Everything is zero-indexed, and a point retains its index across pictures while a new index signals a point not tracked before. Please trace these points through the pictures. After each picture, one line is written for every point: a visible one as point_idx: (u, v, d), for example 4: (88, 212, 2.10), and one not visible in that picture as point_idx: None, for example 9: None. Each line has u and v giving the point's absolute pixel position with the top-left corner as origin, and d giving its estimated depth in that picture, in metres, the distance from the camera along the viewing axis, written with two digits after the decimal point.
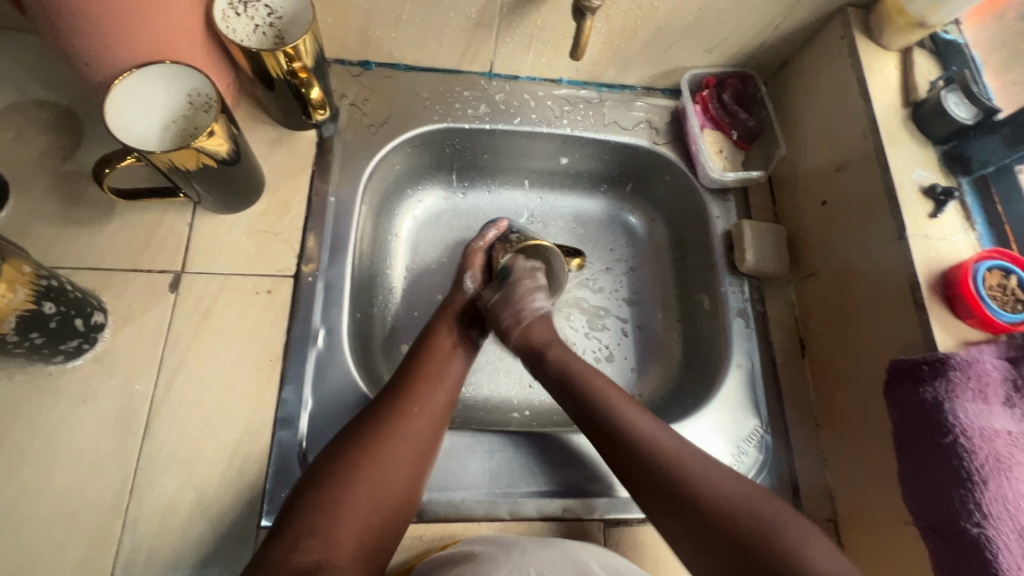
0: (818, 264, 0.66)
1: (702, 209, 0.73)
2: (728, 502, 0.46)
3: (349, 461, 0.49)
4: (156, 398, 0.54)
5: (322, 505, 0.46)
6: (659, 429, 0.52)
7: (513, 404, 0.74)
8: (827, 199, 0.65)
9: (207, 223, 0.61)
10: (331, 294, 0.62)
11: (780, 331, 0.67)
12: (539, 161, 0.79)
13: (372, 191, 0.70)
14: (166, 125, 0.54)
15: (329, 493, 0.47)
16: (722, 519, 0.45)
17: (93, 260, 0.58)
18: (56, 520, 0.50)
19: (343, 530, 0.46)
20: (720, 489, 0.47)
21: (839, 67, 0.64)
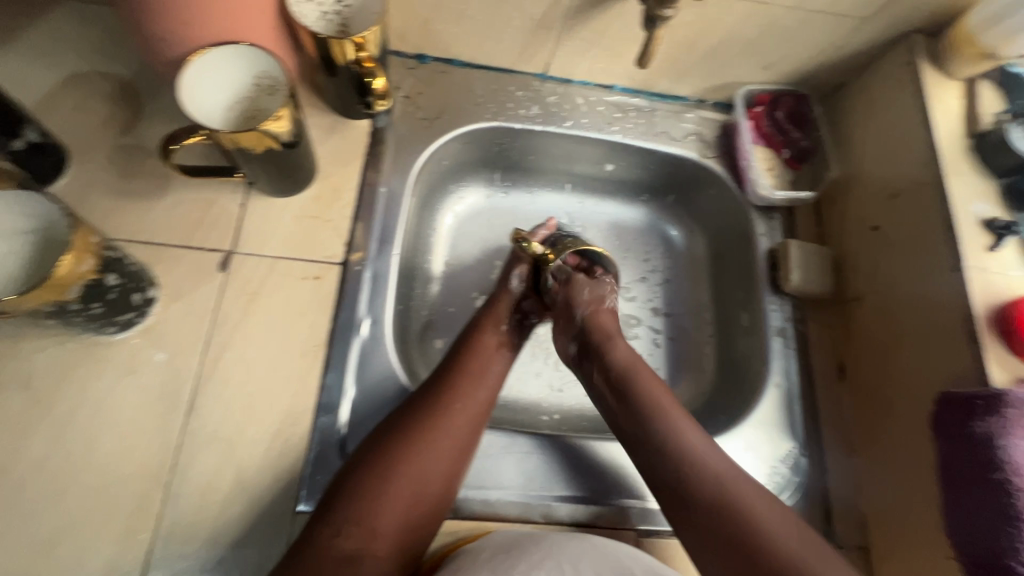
0: (864, 289, 0.65)
1: (746, 225, 0.73)
2: (783, 550, 0.46)
3: (389, 452, 0.49)
4: (201, 375, 0.55)
5: (362, 493, 0.47)
6: (697, 426, 0.55)
7: (542, 407, 0.74)
8: (879, 224, 0.64)
9: (259, 204, 0.62)
10: (377, 284, 0.62)
11: (820, 353, 0.67)
12: (583, 166, 0.79)
13: (420, 183, 0.71)
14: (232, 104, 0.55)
15: (372, 483, 0.48)
16: (757, 543, 0.46)
17: (147, 233, 0.58)
18: (97, 490, 0.50)
19: (383, 521, 0.47)
20: (751, 495, 0.49)
21: (901, 92, 0.63)
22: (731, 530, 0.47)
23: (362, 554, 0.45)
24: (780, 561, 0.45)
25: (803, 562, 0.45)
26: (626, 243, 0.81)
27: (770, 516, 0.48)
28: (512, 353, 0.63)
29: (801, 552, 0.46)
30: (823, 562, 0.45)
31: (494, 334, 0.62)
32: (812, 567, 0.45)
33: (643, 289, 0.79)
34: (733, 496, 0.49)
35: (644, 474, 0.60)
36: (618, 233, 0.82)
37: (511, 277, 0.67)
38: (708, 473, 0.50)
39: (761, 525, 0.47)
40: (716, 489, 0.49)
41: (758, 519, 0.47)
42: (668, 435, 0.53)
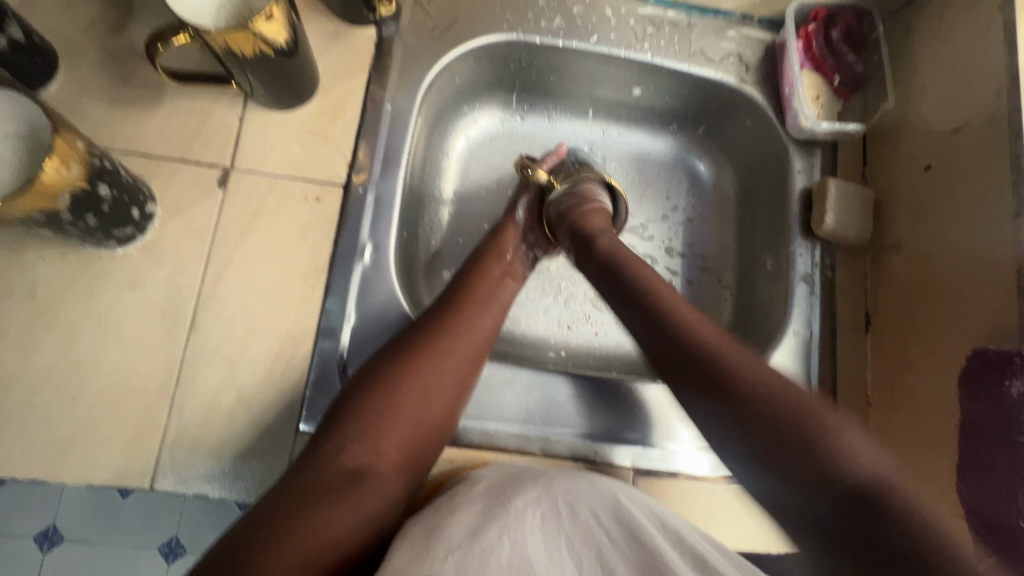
0: (904, 235, 0.60)
1: (782, 161, 0.67)
2: (745, 370, 0.44)
3: (394, 372, 0.49)
4: (202, 294, 0.54)
5: (368, 411, 0.47)
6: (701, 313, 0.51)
7: (549, 343, 0.72)
8: (933, 163, 0.58)
9: (259, 119, 0.58)
10: (381, 209, 0.59)
11: (846, 303, 0.63)
12: (608, 90, 0.73)
13: (430, 102, 0.66)
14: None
15: (375, 403, 0.48)
16: (765, 398, 0.42)
17: (143, 145, 0.56)
18: (106, 399, 0.51)
19: (386, 436, 0.47)
20: (761, 374, 0.44)
21: (984, 8, 0.55)
22: (785, 416, 0.41)
23: (366, 470, 0.45)
24: (847, 463, 0.38)
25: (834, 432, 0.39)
26: (649, 177, 0.76)
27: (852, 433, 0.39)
28: (516, 285, 0.62)
29: (824, 415, 0.40)
30: (840, 428, 0.40)
31: (497, 262, 0.61)
32: (809, 404, 0.41)
33: (661, 227, 0.75)
34: (777, 380, 0.43)
35: (644, 413, 0.59)
36: (641, 166, 0.76)
37: (516, 209, 0.66)
38: (737, 371, 0.44)
39: (835, 426, 0.40)
40: (738, 375, 0.44)
41: (747, 375, 0.43)
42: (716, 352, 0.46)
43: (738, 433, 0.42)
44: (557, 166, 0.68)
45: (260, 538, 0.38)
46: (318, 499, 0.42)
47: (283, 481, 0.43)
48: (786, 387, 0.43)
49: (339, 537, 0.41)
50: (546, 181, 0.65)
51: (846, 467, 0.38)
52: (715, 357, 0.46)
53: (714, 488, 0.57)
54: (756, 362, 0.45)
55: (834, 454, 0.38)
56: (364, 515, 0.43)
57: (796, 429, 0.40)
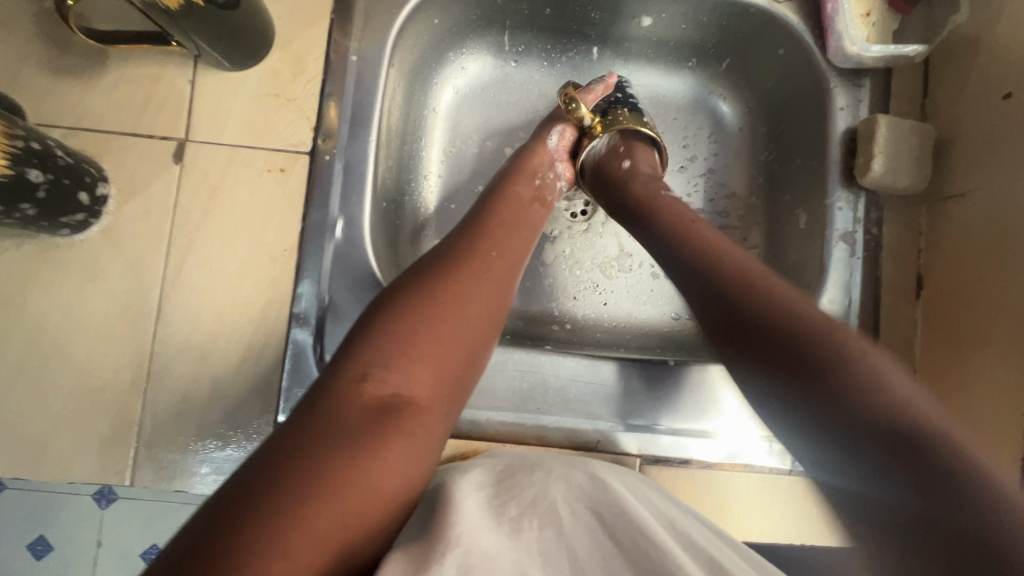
0: (971, 181, 0.50)
1: (821, 97, 0.56)
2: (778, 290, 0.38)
3: (426, 290, 0.42)
4: (167, 281, 0.50)
5: (397, 332, 0.39)
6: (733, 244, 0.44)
7: (552, 316, 0.66)
8: (1012, 89, 0.47)
9: (212, 82, 0.52)
10: (351, 177, 0.53)
11: (893, 264, 0.54)
12: (614, 21, 0.62)
13: (405, 50, 0.58)
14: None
15: (405, 324, 0.40)
16: (790, 317, 0.36)
17: (90, 120, 0.51)
18: (78, 395, 0.49)
19: (420, 362, 0.39)
20: (796, 304, 0.37)
21: None
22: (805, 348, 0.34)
23: (400, 403, 0.37)
24: (878, 387, 0.30)
25: (857, 354, 0.33)
26: (665, 122, 0.66)
27: (880, 359, 0.32)
28: (545, 210, 0.55)
29: (842, 337, 0.34)
30: (871, 355, 0.32)
31: (525, 183, 0.54)
32: (841, 337, 0.34)
33: (679, 181, 0.65)
34: (801, 304, 0.37)
35: (651, 396, 0.53)
36: (656, 109, 0.66)
37: (550, 134, 0.58)
38: (766, 298, 0.38)
39: (863, 355, 0.32)
40: (768, 304, 0.37)
41: (777, 296, 0.38)
42: (749, 283, 0.39)
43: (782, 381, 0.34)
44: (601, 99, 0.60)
45: (284, 492, 0.30)
46: (348, 435, 0.34)
47: (303, 418, 0.35)
48: (825, 312, 0.36)
49: (380, 495, 0.33)
50: (590, 121, 0.57)
51: (890, 388, 0.30)
52: (746, 284, 0.39)
53: (729, 476, 0.52)
54: (805, 303, 0.38)
55: (864, 382, 0.30)
56: (400, 459, 0.35)
57: (810, 355, 0.33)
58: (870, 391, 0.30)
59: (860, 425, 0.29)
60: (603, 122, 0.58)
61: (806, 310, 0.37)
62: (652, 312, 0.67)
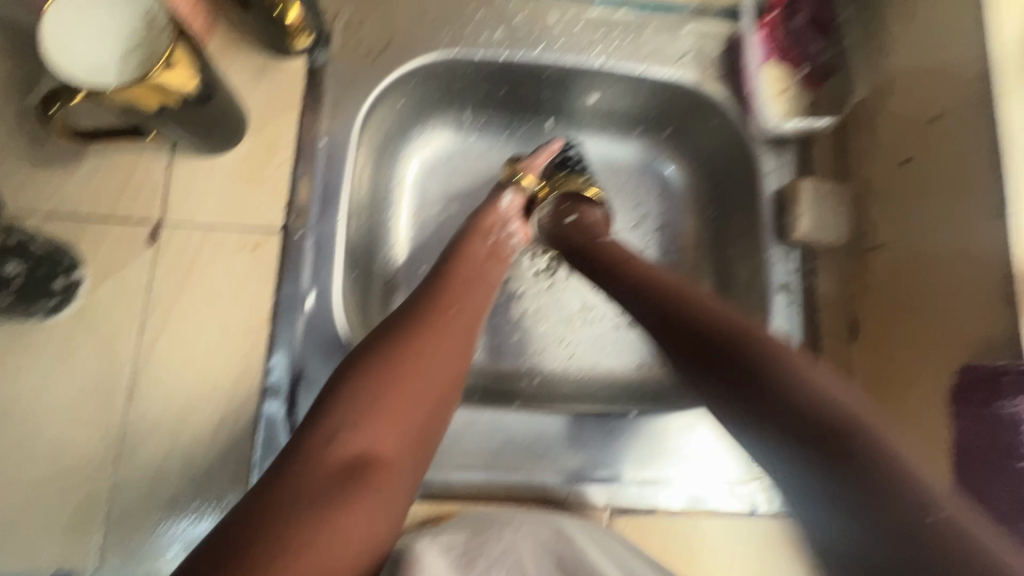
0: (886, 235, 0.56)
1: (751, 162, 0.63)
2: (711, 308, 0.47)
3: (391, 348, 0.45)
4: (139, 360, 0.51)
5: (363, 393, 0.42)
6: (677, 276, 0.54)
7: (521, 372, 0.68)
8: (912, 156, 0.53)
9: (187, 167, 0.55)
10: (323, 253, 0.57)
11: (829, 311, 0.59)
12: (565, 98, 0.68)
13: (371, 131, 0.62)
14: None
15: (370, 385, 0.42)
16: (713, 322, 0.46)
17: (67, 206, 0.53)
18: (44, 481, 0.48)
19: (385, 420, 0.41)
20: (720, 311, 0.47)
21: None
22: (739, 347, 0.43)
23: (364, 463, 0.39)
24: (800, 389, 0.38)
25: (807, 376, 0.39)
26: (617, 185, 0.72)
27: (819, 372, 0.39)
28: (501, 263, 0.58)
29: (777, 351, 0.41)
30: (806, 365, 0.40)
31: (480, 242, 0.57)
32: (762, 330, 0.44)
33: (634, 237, 0.70)
34: (739, 319, 0.46)
35: (615, 447, 0.56)
36: (608, 173, 0.72)
37: (502, 197, 0.61)
38: (707, 314, 0.47)
39: (809, 371, 0.39)
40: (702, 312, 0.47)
41: (707, 313, 0.47)
42: (686, 309, 0.48)
43: (715, 374, 0.43)
44: (547, 163, 0.66)
45: (254, 556, 0.33)
46: (314, 498, 0.36)
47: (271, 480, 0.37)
48: (733, 314, 0.47)
49: (344, 551, 0.36)
50: (534, 187, 0.64)
51: (800, 393, 0.38)
52: (681, 296, 0.50)
53: (696, 523, 0.53)
54: (721, 304, 0.49)
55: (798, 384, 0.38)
56: (362, 517, 0.37)
57: (744, 364, 0.41)
58: (811, 397, 0.37)
59: (802, 418, 0.36)
60: (550, 185, 0.64)
61: (727, 316, 0.46)
62: (617, 362, 0.69)
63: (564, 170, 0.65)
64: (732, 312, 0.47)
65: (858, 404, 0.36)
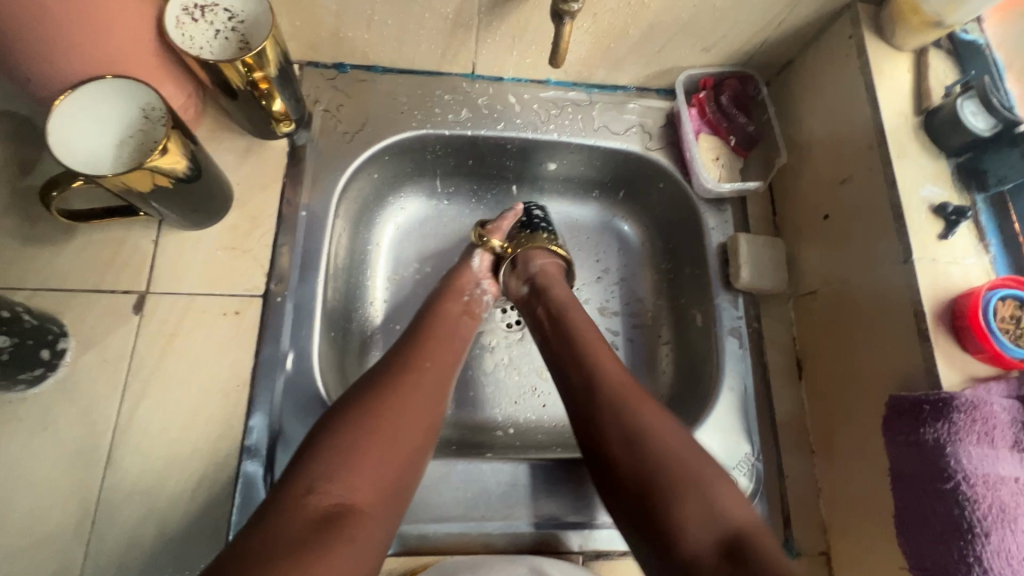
0: (817, 281, 0.62)
1: (696, 219, 0.69)
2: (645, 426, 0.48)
3: (366, 401, 0.47)
4: (119, 426, 0.53)
5: (339, 445, 0.44)
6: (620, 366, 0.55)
7: (496, 422, 0.70)
8: (830, 212, 0.60)
9: (174, 239, 0.59)
10: (301, 315, 0.60)
11: (776, 352, 0.64)
12: (527, 167, 0.75)
13: (348, 201, 0.67)
14: (115, 75, 0.48)
15: (346, 437, 0.44)
16: (648, 453, 0.47)
17: (55, 280, 0.56)
18: (14, 554, 0.48)
19: (360, 470, 0.43)
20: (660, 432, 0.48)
21: (847, 69, 0.59)
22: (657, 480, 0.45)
23: (343, 511, 0.41)
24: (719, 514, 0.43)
25: (710, 492, 0.44)
26: (579, 242, 0.77)
27: (718, 492, 0.44)
28: (473, 321, 0.62)
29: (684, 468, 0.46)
30: (718, 481, 0.45)
31: (454, 300, 0.62)
32: (700, 468, 0.46)
33: (597, 289, 0.75)
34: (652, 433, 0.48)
35: (576, 496, 0.57)
36: (570, 232, 0.78)
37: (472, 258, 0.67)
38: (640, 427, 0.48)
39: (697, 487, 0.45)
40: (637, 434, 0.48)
41: (642, 426, 0.48)
42: (619, 413, 0.49)
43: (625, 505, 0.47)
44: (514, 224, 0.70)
45: None
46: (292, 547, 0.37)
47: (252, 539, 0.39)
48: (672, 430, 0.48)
49: None
50: (499, 248, 0.68)
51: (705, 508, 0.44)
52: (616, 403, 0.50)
53: None
54: (650, 414, 0.49)
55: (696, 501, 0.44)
56: (342, 564, 0.38)
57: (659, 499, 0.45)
58: (693, 523, 0.43)
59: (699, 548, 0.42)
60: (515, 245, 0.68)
61: (670, 445, 0.47)
62: None
63: (528, 229, 0.69)
64: (669, 427, 0.49)
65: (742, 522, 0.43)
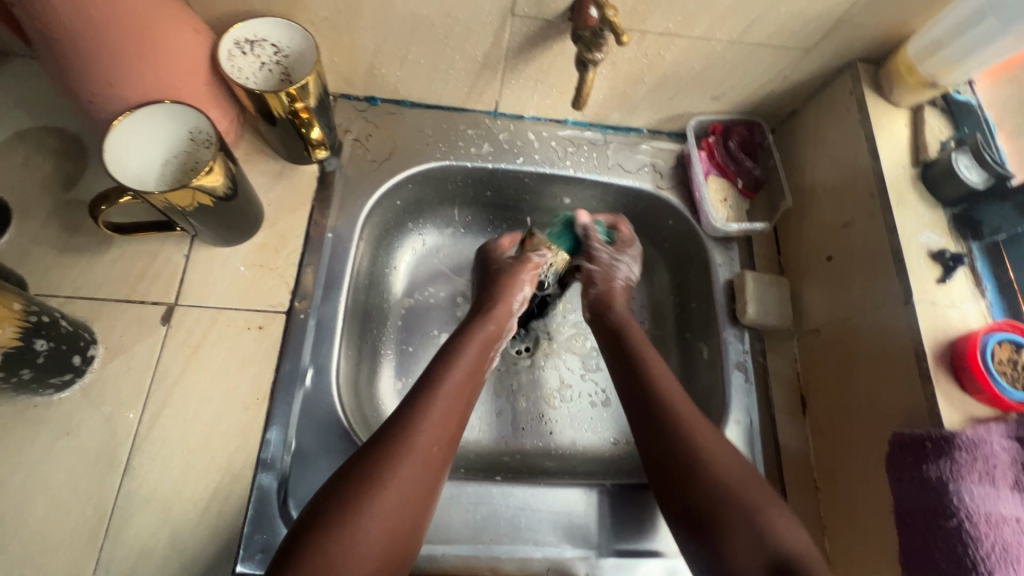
0: (820, 320, 0.64)
1: (704, 256, 0.72)
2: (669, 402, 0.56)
3: (362, 480, 0.46)
4: (138, 434, 0.54)
5: (330, 529, 0.43)
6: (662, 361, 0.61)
7: (503, 447, 0.71)
8: (833, 254, 0.63)
9: (204, 255, 0.61)
10: (322, 332, 0.61)
11: (781, 387, 0.65)
12: (543, 200, 0.78)
13: (371, 226, 0.70)
14: (170, 99, 0.52)
15: (338, 520, 0.44)
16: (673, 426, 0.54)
17: (88, 289, 0.58)
18: (28, 558, 0.49)
19: (361, 533, 0.44)
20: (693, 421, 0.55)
21: (849, 121, 0.63)
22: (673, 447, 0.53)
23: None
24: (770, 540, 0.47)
25: (716, 460, 0.52)
26: None
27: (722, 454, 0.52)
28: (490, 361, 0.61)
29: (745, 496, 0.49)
30: (721, 453, 0.52)
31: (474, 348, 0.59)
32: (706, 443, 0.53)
33: None
34: (677, 410, 0.55)
35: (642, 519, 0.58)
36: None
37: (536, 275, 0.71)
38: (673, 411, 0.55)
39: (768, 515, 0.48)
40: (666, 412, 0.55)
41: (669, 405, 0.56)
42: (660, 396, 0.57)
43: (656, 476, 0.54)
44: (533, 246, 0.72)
45: None
46: None
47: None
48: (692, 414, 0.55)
49: None
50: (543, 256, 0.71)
51: (771, 540, 0.47)
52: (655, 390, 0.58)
53: None
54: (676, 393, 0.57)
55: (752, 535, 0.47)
56: None
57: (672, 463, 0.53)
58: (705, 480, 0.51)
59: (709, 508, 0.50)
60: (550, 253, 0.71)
61: (731, 471, 0.51)
62: (593, 437, 0.73)
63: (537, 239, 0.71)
64: (691, 408, 0.56)
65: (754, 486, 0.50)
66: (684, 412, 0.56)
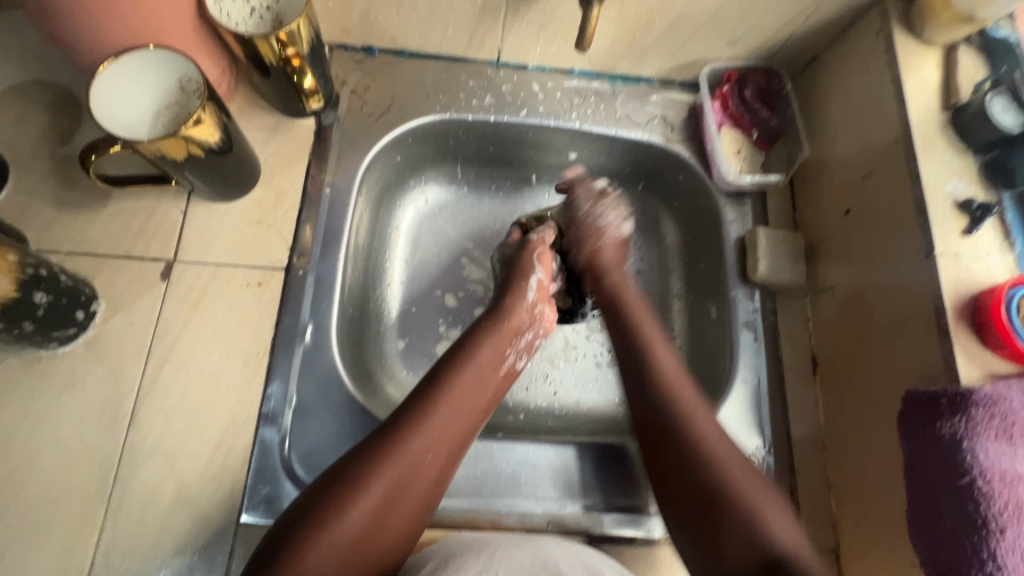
0: (836, 278, 0.61)
1: (715, 212, 0.69)
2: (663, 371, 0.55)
3: (351, 480, 0.45)
4: (142, 388, 0.54)
5: (312, 527, 0.42)
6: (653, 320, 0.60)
7: (507, 407, 0.70)
8: (851, 208, 0.60)
9: (201, 211, 0.60)
10: (322, 289, 0.61)
11: (792, 347, 0.64)
12: (548, 156, 0.76)
13: (371, 182, 0.69)
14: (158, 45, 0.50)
15: (322, 515, 0.43)
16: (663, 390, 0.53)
17: (87, 245, 0.58)
18: (40, 505, 0.50)
19: (338, 534, 0.42)
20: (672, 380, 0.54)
21: (875, 63, 0.58)
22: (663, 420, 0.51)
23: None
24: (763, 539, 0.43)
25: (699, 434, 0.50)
26: None
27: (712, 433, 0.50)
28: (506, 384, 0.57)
29: (751, 494, 0.46)
30: (711, 433, 0.50)
31: (489, 355, 0.56)
32: (697, 420, 0.51)
33: None
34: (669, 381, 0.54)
35: (643, 477, 0.58)
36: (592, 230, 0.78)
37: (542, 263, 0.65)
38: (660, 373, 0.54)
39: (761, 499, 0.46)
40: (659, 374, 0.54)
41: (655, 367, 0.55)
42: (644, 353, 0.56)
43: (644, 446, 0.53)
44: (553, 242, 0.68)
45: None
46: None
47: (254, 570, 0.41)
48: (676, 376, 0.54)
49: None
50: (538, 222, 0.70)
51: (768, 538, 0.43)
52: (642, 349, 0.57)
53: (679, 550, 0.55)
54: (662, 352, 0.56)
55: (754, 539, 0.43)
56: None
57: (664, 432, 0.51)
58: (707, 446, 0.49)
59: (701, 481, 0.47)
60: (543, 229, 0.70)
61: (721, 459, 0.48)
62: (598, 399, 0.72)
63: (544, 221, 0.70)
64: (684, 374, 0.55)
65: (736, 467, 0.47)
66: (684, 388, 0.53)
